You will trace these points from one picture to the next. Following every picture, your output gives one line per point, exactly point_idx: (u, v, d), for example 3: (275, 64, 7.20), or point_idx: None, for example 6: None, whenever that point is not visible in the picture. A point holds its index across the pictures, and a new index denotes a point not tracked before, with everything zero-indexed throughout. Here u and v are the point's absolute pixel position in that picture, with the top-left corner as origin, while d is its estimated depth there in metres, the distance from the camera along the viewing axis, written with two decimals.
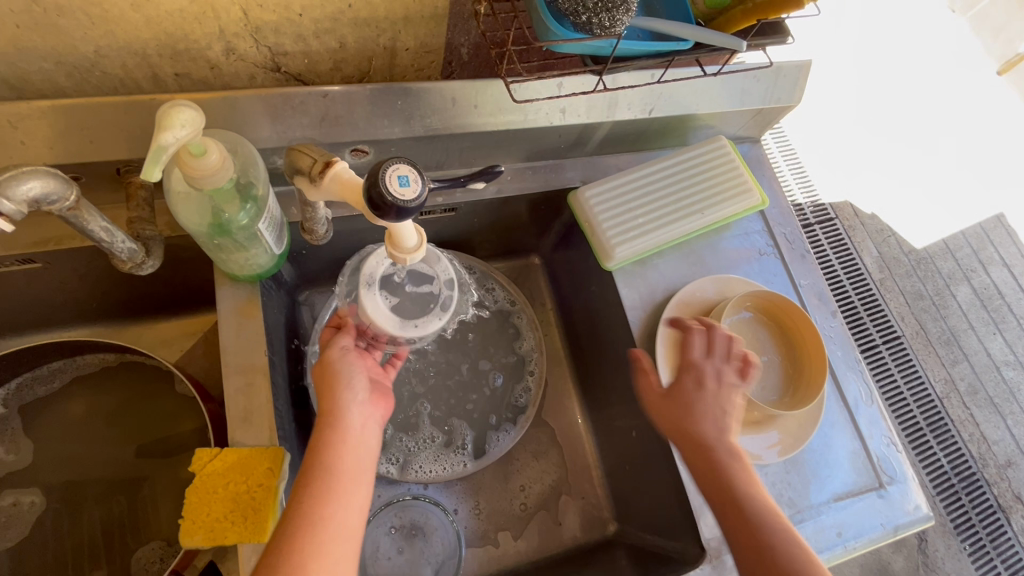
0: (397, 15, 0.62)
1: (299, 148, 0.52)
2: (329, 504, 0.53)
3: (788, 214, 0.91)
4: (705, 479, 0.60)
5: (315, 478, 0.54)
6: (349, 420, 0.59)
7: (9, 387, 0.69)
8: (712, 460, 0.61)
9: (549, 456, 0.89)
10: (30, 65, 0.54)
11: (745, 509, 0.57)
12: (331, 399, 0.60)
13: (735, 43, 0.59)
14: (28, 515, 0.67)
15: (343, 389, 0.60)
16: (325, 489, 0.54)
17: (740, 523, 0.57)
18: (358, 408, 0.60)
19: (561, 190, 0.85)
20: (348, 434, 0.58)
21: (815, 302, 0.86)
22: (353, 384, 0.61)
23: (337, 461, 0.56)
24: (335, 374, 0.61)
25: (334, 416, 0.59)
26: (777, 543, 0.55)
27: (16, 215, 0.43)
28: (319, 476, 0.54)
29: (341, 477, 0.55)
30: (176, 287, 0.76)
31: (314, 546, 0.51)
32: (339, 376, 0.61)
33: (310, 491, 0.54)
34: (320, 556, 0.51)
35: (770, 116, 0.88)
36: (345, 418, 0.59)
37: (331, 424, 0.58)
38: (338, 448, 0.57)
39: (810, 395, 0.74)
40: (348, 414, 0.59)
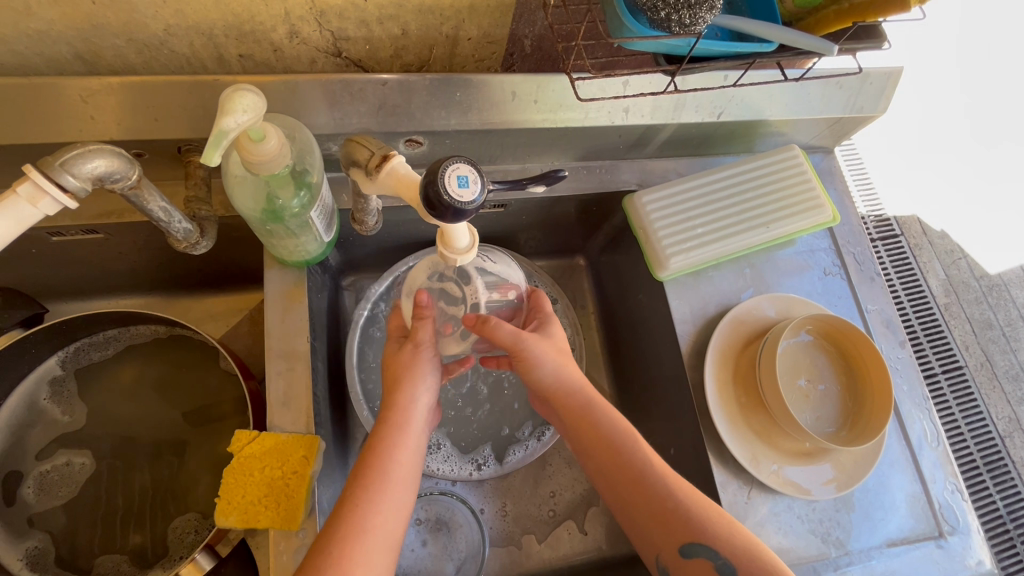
0: (463, 4, 0.59)
1: (357, 140, 0.51)
2: (380, 510, 0.52)
3: (859, 233, 0.84)
4: (591, 442, 0.64)
5: (367, 481, 0.54)
6: (410, 426, 0.59)
7: (68, 350, 0.72)
8: (586, 422, 0.64)
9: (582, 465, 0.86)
10: (103, 41, 0.55)
11: (632, 466, 0.61)
12: (397, 402, 0.60)
13: (823, 45, 0.55)
14: (77, 474, 0.69)
15: (416, 392, 0.61)
16: (377, 493, 0.53)
17: (626, 479, 0.61)
18: (421, 415, 0.61)
19: (616, 192, 0.81)
20: (405, 440, 0.58)
21: (882, 330, 0.80)
22: (426, 393, 0.62)
23: (393, 466, 0.56)
24: (419, 378, 0.61)
25: (400, 421, 0.59)
26: (672, 496, 0.59)
27: (80, 192, 0.43)
28: (373, 479, 0.54)
29: (395, 484, 0.55)
30: (226, 264, 0.77)
31: (362, 552, 0.50)
32: (417, 377, 0.61)
33: (362, 493, 0.53)
34: (365, 564, 0.49)
35: (848, 126, 0.82)
36: (409, 424, 0.59)
37: (395, 427, 0.58)
38: (395, 453, 0.57)
39: (870, 433, 0.68)
40: (409, 419, 0.60)
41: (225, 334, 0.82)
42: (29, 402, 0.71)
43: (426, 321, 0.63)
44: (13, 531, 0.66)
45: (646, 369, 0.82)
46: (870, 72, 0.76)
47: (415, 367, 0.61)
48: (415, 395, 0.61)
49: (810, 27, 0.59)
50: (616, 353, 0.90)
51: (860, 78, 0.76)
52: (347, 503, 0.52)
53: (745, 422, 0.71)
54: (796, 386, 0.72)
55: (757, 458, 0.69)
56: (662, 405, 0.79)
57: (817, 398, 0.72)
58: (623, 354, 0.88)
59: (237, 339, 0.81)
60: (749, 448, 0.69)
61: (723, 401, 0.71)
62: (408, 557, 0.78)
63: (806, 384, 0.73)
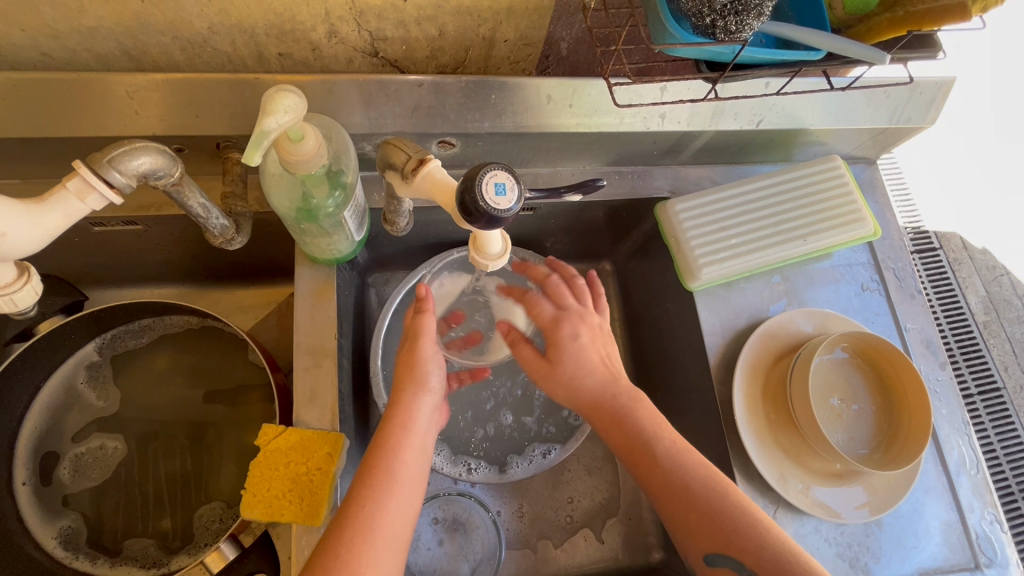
0: (501, 6, 0.59)
1: (395, 143, 0.51)
2: (387, 510, 0.52)
3: (899, 248, 0.81)
4: (620, 441, 0.64)
5: (375, 480, 0.53)
6: (416, 425, 0.59)
7: (105, 337, 0.74)
8: (615, 415, 0.64)
9: (601, 472, 0.85)
10: (150, 39, 0.56)
11: (663, 474, 0.60)
12: (401, 400, 0.59)
13: (876, 55, 0.52)
14: (110, 458, 0.71)
15: (421, 390, 0.60)
16: (383, 491, 0.53)
17: (660, 485, 0.60)
18: (426, 413, 0.60)
19: (648, 199, 0.80)
20: (411, 438, 0.57)
21: (921, 350, 0.77)
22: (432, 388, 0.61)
23: (400, 466, 0.55)
24: (423, 371, 0.61)
25: (405, 419, 0.58)
26: (698, 500, 0.57)
27: (125, 188, 0.44)
28: (382, 478, 0.54)
29: (400, 484, 0.54)
30: (257, 258, 0.78)
31: (371, 554, 0.49)
32: (420, 374, 0.61)
33: (367, 495, 0.52)
34: (371, 566, 0.49)
35: (893, 137, 0.79)
36: (416, 419, 0.59)
37: (403, 423, 0.58)
38: (399, 450, 0.56)
39: (905, 458, 0.65)
40: (415, 418, 0.59)
41: (253, 326, 0.83)
42: (66, 385, 0.73)
43: (425, 317, 0.62)
44: (48, 511, 0.68)
45: (672, 380, 0.81)
46: (920, 82, 0.73)
47: (418, 363, 0.61)
48: (418, 392, 0.60)
49: (861, 35, 0.57)
50: (640, 362, 0.89)
51: (909, 88, 0.73)
52: (355, 502, 0.52)
53: (774, 439, 0.69)
54: (828, 404, 0.70)
55: (785, 477, 0.67)
56: (686, 416, 0.78)
57: (849, 418, 0.70)
58: (648, 362, 0.87)
59: (265, 332, 0.82)
60: (777, 467, 0.68)
61: (751, 418, 0.69)
62: (424, 556, 0.77)
63: (838, 403, 0.70)
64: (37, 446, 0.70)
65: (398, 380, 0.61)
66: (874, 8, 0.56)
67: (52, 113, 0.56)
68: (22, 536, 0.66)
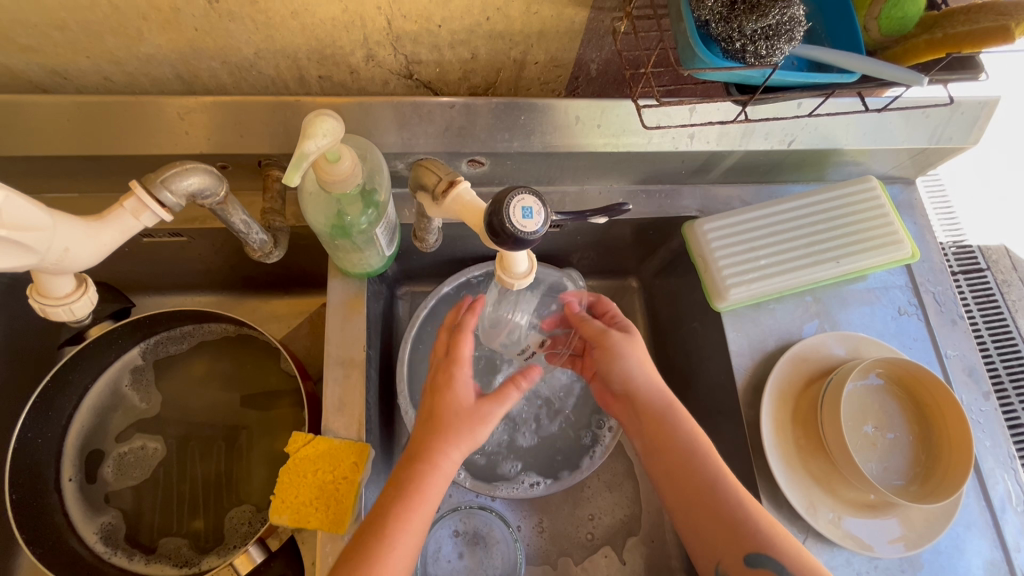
0: (533, 29, 0.60)
1: (427, 164, 0.53)
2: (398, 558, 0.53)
3: (940, 271, 0.79)
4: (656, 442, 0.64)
5: (396, 523, 0.54)
6: (447, 475, 0.58)
7: (149, 342, 0.78)
8: (663, 425, 0.64)
9: (623, 489, 0.84)
10: (201, 64, 0.60)
11: (696, 478, 0.60)
12: (442, 451, 0.58)
13: (912, 77, 0.52)
14: (150, 459, 0.74)
15: (463, 447, 0.59)
16: (399, 537, 0.53)
17: (691, 490, 0.60)
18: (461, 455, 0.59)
19: (675, 218, 0.79)
20: (436, 487, 0.57)
21: (963, 378, 0.74)
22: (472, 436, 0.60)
23: (421, 515, 0.55)
24: (468, 418, 0.59)
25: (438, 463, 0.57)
26: (733, 507, 0.58)
27: (176, 207, 0.47)
28: (400, 522, 0.54)
29: (416, 526, 0.55)
30: (292, 269, 0.81)
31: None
32: (472, 437, 0.59)
33: (387, 532, 0.53)
34: None
35: (933, 157, 0.77)
36: (448, 461, 0.58)
37: (435, 466, 0.57)
38: (423, 497, 0.56)
39: (943, 491, 0.62)
40: (448, 469, 0.58)
41: (286, 335, 0.86)
42: (112, 387, 0.76)
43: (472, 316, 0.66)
44: (92, 507, 0.72)
45: (698, 400, 0.80)
46: (961, 102, 0.71)
47: (469, 425, 0.59)
48: (461, 449, 0.59)
49: (898, 57, 0.56)
50: (665, 380, 0.88)
51: (950, 108, 0.71)
52: (372, 543, 0.53)
53: (803, 465, 0.67)
54: (862, 432, 0.68)
55: (815, 505, 0.65)
56: (712, 438, 0.77)
57: (884, 447, 0.68)
58: (673, 381, 0.86)
59: (297, 340, 0.85)
60: (806, 494, 0.66)
61: (780, 443, 0.68)
62: (444, 568, 0.77)
63: (872, 431, 0.68)
64: (84, 444, 0.74)
65: (440, 425, 0.59)
66: (912, 28, 0.56)
67: (111, 133, 0.60)
68: (67, 530, 0.70)
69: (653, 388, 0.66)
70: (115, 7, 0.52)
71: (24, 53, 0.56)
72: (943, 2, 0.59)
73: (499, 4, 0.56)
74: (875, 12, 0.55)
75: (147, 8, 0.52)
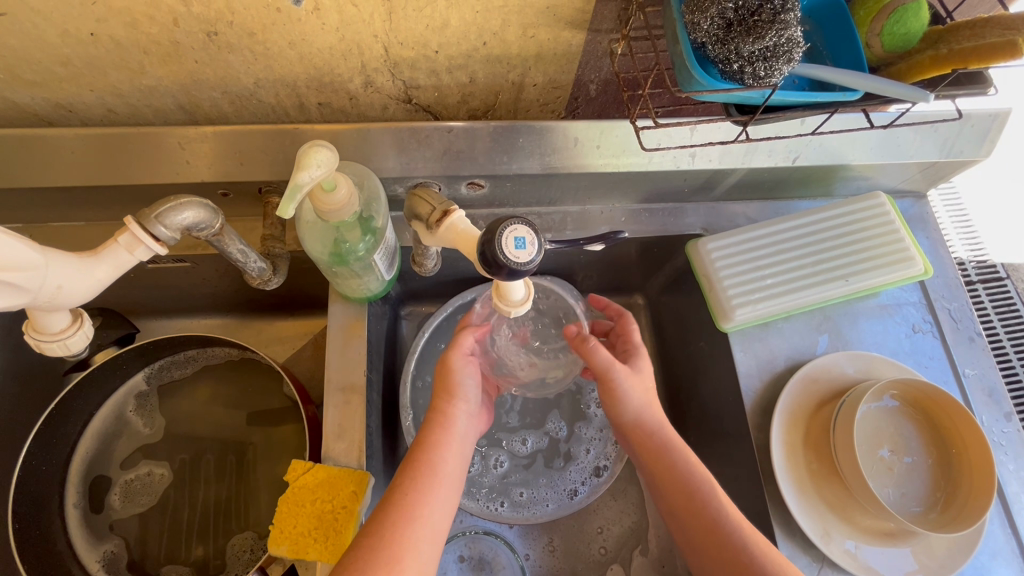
0: (530, 53, 0.60)
1: (420, 194, 0.53)
2: (428, 501, 0.55)
3: (955, 287, 0.76)
4: (664, 477, 0.62)
5: (414, 474, 0.56)
6: (455, 427, 0.61)
7: (153, 366, 0.78)
8: (662, 462, 0.63)
9: (628, 496, 0.82)
10: (202, 94, 0.61)
11: (705, 514, 0.58)
12: (441, 402, 0.62)
13: (917, 94, 0.51)
14: (157, 485, 0.74)
15: (456, 398, 0.62)
16: (425, 488, 0.55)
17: (699, 525, 0.58)
18: (464, 419, 0.62)
19: (679, 237, 0.78)
20: (448, 438, 0.60)
21: (983, 398, 0.71)
22: (467, 396, 0.63)
23: (441, 463, 0.58)
24: (458, 381, 0.63)
25: (444, 420, 0.61)
26: (746, 546, 0.56)
27: (170, 240, 0.48)
28: (428, 464, 0.57)
29: (438, 479, 0.57)
30: (295, 292, 0.81)
31: (413, 544, 0.52)
32: (454, 384, 0.62)
33: (409, 488, 0.55)
34: (412, 554, 0.51)
35: (944, 171, 0.75)
36: (454, 422, 0.61)
37: (442, 426, 0.60)
38: (440, 447, 0.59)
39: (965, 518, 0.60)
40: (454, 418, 0.61)
41: (290, 357, 0.85)
42: (116, 413, 0.76)
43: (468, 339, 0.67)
44: (95, 534, 0.71)
45: (707, 421, 0.78)
46: (970, 115, 0.70)
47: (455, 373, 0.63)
48: (451, 400, 0.62)
49: (902, 73, 0.55)
50: (673, 400, 0.86)
51: (960, 121, 0.70)
52: (398, 495, 0.55)
53: (817, 490, 0.65)
54: (877, 456, 0.66)
55: (829, 533, 0.63)
56: (722, 460, 0.74)
57: (901, 472, 0.65)
58: (681, 400, 0.84)
59: (300, 362, 0.84)
60: (821, 522, 0.63)
61: (792, 469, 0.66)
62: None
63: (889, 456, 0.66)
64: (87, 470, 0.74)
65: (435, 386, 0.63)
66: (917, 44, 0.55)
67: (114, 162, 0.61)
68: (70, 558, 0.70)
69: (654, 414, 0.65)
70: (116, 42, 0.53)
71: (30, 88, 0.58)
72: (947, 16, 0.58)
73: (495, 28, 0.57)
74: (876, 29, 0.55)
75: (148, 42, 0.53)
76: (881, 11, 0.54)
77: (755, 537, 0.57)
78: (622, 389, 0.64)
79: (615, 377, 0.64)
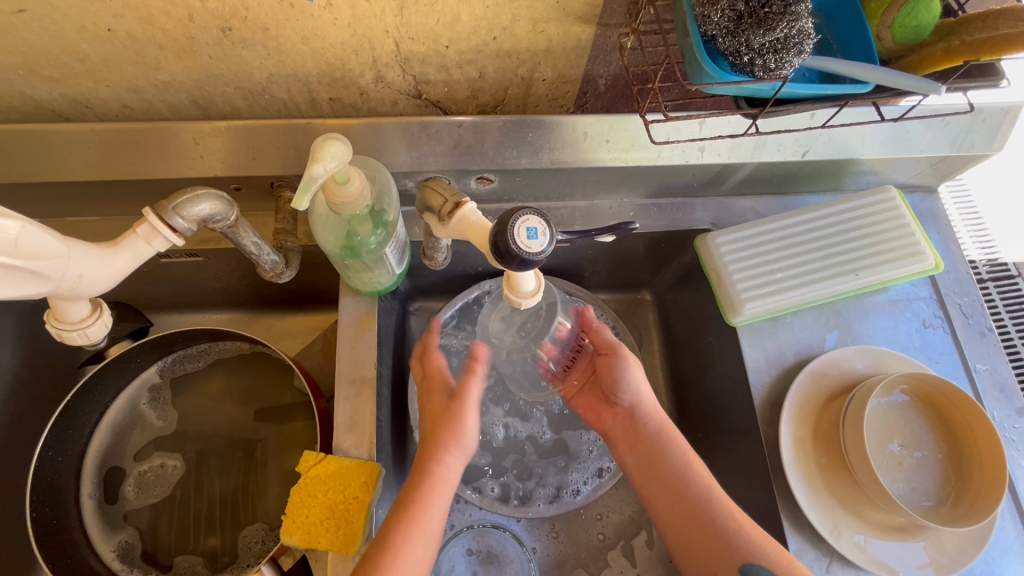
0: (540, 47, 0.61)
1: (433, 186, 0.54)
2: (411, 557, 0.53)
3: (966, 282, 0.76)
4: (651, 464, 0.64)
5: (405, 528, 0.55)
6: (450, 478, 0.59)
7: (166, 360, 0.79)
8: (656, 449, 0.64)
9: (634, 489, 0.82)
10: (215, 89, 0.61)
11: (686, 498, 0.60)
12: (439, 456, 0.60)
13: (930, 86, 0.51)
14: (170, 476, 0.75)
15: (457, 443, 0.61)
16: (411, 538, 0.54)
17: (682, 503, 0.60)
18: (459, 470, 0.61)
19: (688, 231, 0.78)
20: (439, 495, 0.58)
21: (994, 394, 0.71)
22: (466, 448, 0.62)
23: (428, 515, 0.56)
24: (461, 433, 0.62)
25: (436, 482, 0.58)
26: (737, 528, 0.57)
27: (187, 231, 0.49)
28: (417, 516, 0.55)
29: (422, 535, 0.55)
30: (305, 286, 0.82)
31: None
32: (464, 439, 0.62)
33: (392, 538, 0.54)
34: None
35: (955, 165, 0.75)
36: (449, 475, 0.60)
37: (437, 479, 0.59)
38: (431, 503, 0.57)
39: (976, 514, 0.59)
40: (450, 473, 0.60)
41: (300, 351, 0.86)
42: (131, 405, 0.78)
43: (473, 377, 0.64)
44: (110, 525, 0.73)
45: (715, 415, 0.78)
46: (982, 109, 0.70)
47: (459, 426, 0.62)
48: (456, 453, 0.61)
49: (914, 64, 0.55)
50: (681, 395, 0.86)
51: (971, 115, 0.69)
52: (382, 543, 0.54)
53: (826, 485, 0.65)
54: (887, 451, 0.66)
55: (839, 528, 0.63)
56: (730, 455, 0.74)
57: (911, 467, 0.65)
58: (688, 395, 0.84)
59: (310, 356, 0.85)
60: (830, 515, 0.63)
61: (801, 463, 0.65)
62: None
63: (899, 450, 0.66)
64: (103, 461, 0.75)
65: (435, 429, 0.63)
66: (928, 36, 0.55)
67: (130, 157, 0.62)
68: (86, 547, 0.71)
69: (648, 412, 0.67)
70: (133, 37, 0.54)
71: (48, 84, 0.59)
72: (959, 8, 0.57)
73: (505, 23, 0.57)
74: (887, 21, 0.55)
75: (164, 38, 0.54)
76: (892, 3, 0.54)
77: (742, 519, 0.58)
78: (626, 367, 0.67)
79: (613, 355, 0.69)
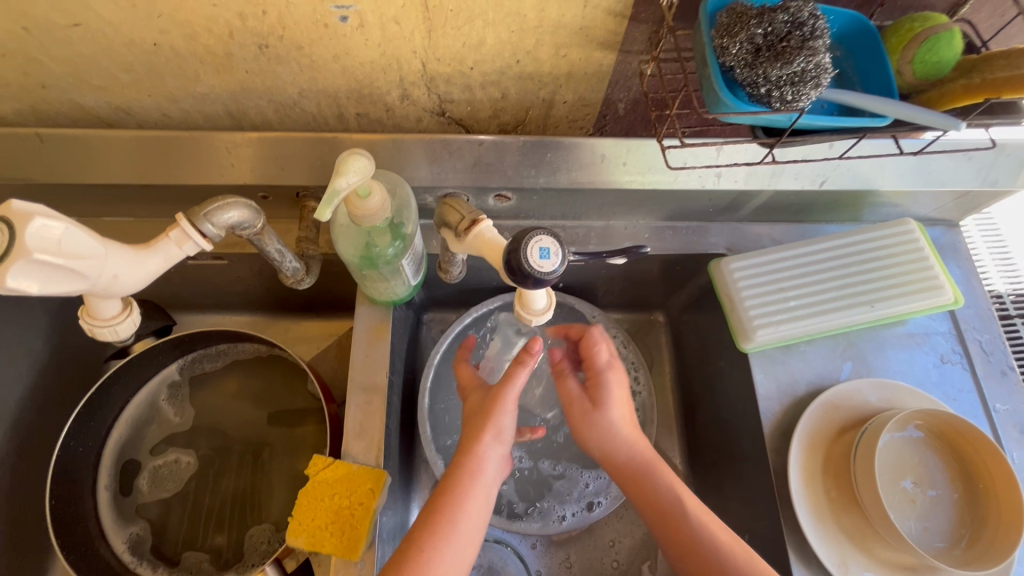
0: (561, 71, 0.62)
1: (450, 203, 0.56)
2: (444, 558, 0.54)
3: (987, 318, 0.75)
4: (639, 494, 0.63)
5: (435, 526, 0.55)
6: (483, 472, 0.59)
7: (186, 358, 0.81)
8: (638, 477, 0.64)
9: None
10: (250, 102, 0.64)
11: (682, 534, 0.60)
12: (473, 448, 0.60)
13: (949, 121, 0.51)
14: (183, 472, 0.77)
15: (494, 439, 0.61)
16: (441, 540, 0.54)
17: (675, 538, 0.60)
18: (495, 462, 0.61)
19: (703, 256, 0.79)
20: (475, 488, 0.58)
21: (1014, 435, 0.69)
22: (501, 434, 0.61)
23: (460, 519, 0.56)
24: (496, 422, 0.61)
25: (474, 469, 0.59)
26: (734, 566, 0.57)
27: (216, 238, 0.51)
28: (452, 514, 0.56)
29: (455, 538, 0.55)
30: (324, 293, 0.84)
31: None
32: (498, 425, 0.61)
33: (428, 541, 0.54)
34: None
35: (978, 199, 0.74)
36: (484, 468, 0.60)
37: (472, 473, 0.59)
38: (468, 497, 0.58)
39: (991, 557, 0.58)
40: (483, 468, 0.59)
41: (315, 356, 0.88)
42: (150, 401, 0.80)
43: (523, 369, 0.62)
44: (123, 516, 0.75)
45: (725, 441, 0.77)
46: (1005, 145, 0.69)
47: (495, 414, 0.61)
48: (490, 441, 0.60)
49: (934, 100, 0.55)
50: (691, 418, 0.86)
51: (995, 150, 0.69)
52: (414, 549, 0.54)
53: (836, 520, 0.63)
54: (899, 487, 0.64)
55: (847, 563, 0.62)
56: (739, 483, 0.73)
57: (924, 505, 0.64)
58: (698, 419, 0.84)
59: (324, 362, 0.87)
60: (838, 550, 0.62)
61: (810, 495, 0.64)
62: None
63: (912, 488, 0.64)
64: (120, 453, 0.77)
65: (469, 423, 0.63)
66: (949, 72, 0.55)
67: (165, 164, 0.65)
68: (99, 538, 0.73)
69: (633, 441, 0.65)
70: (176, 52, 0.57)
71: (95, 92, 0.62)
72: (982, 45, 0.57)
73: (529, 47, 0.59)
74: (908, 56, 0.55)
75: (205, 53, 0.57)
76: (914, 39, 0.55)
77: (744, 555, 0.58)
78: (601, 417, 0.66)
79: (576, 410, 0.67)
